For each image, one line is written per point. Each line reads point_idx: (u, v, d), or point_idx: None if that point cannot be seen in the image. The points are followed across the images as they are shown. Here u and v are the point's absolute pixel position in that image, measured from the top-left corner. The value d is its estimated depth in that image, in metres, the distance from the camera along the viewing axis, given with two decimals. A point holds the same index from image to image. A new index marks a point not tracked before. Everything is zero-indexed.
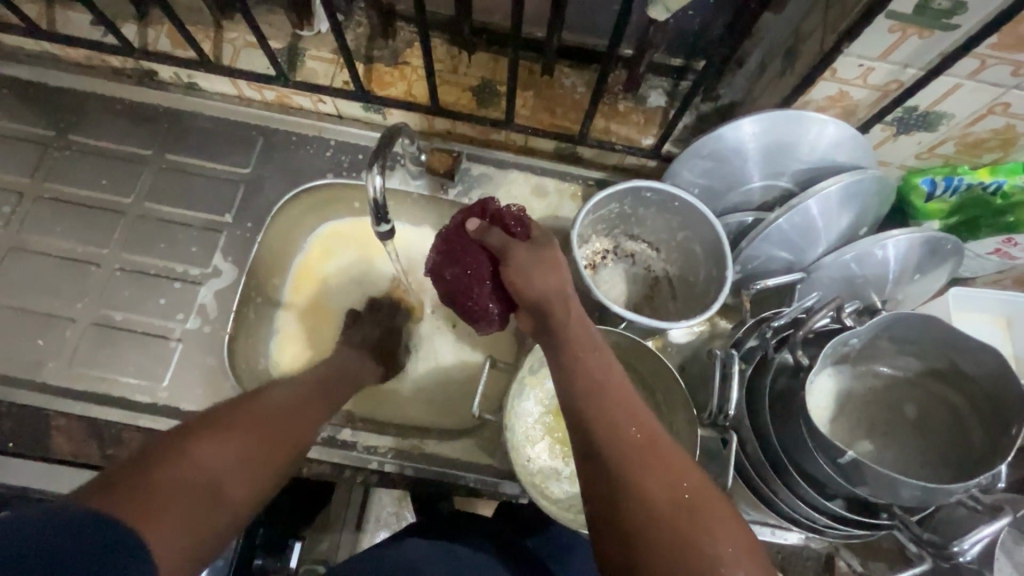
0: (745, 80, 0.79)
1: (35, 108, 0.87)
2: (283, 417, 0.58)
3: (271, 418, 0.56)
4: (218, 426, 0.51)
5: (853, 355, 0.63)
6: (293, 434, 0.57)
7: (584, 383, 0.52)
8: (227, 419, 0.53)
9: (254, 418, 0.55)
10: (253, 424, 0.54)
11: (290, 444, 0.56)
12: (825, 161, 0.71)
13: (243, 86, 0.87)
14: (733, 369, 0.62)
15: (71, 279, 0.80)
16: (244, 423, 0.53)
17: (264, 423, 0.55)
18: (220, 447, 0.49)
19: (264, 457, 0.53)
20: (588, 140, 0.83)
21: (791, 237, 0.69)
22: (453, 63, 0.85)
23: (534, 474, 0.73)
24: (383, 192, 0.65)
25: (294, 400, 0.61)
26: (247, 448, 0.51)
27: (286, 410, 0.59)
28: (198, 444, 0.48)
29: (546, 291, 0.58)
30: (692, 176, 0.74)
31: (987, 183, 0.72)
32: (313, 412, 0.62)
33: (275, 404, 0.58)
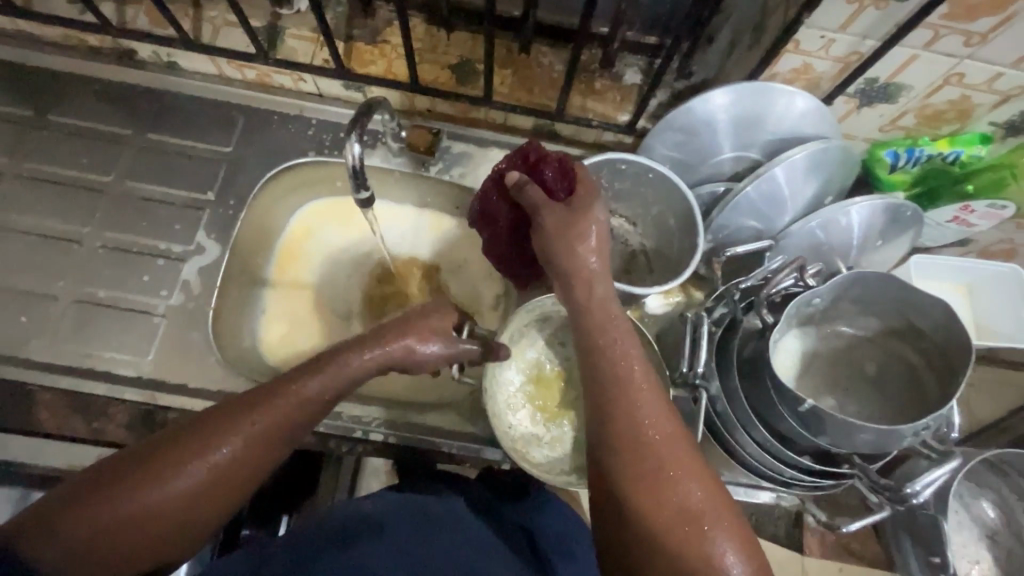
0: (716, 56, 0.81)
1: (12, 88, 0.87)
2: (216, 462, 0.53)
3: (197, 466, 0.52)
4: (137, 476, 0.50)
5: (818, 316, 0.66)
6: (224, 481, 0.53)
7: (611, 372, 0.54)
8: (148, 466, 0.51)
9: (176, 467, 0.51)
10: (168, 479, 0.51)
11: (220, 490, 0.53)
12: (793, 132, 0.73)
13: (224, 65, 0.87)
14: (702, 330, 0.64)
15: (52, 257, 0.80)
16: (162, 475, 0.51)
17: (185, 475, 0.51)
18: (124, 506, 0.49)
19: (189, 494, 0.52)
20: (566, 116, 0.85)
21: (759, 206, 0.72)
22: (432, 41, 0.86)
23: (515, 440, 0.74)
24: (361, 158, 0.67)
25: (242, 432, 0.54)
26: (157, 507, 0.50)
27: (226, 449, 0.53)
28: (101, 503, 0.49)
29: (569, 261, 0.58)
30: (666, 149, 0.77)
31: (946, 153, 0.75)
32: (265, 443, 0.55)
33: (221, 439, 0.53)
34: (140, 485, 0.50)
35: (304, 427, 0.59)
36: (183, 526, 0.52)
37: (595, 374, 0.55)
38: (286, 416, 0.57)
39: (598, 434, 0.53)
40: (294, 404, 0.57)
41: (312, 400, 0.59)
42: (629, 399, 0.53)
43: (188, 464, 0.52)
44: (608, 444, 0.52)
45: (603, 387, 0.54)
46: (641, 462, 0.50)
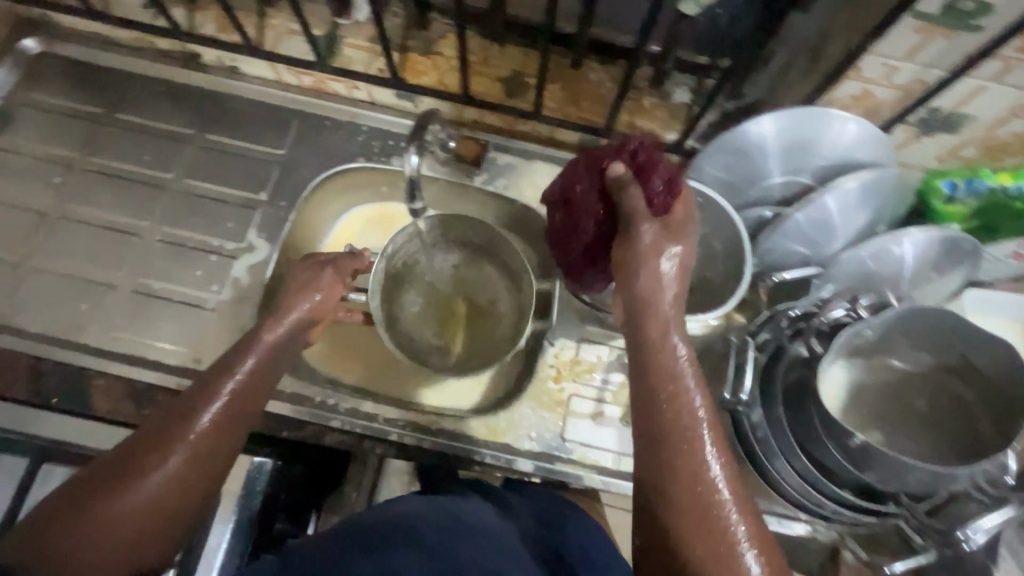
0: (769, 79, 0.80)
1: (85, 86, 0.92)
2: (161, 463, 0.56)
3: (146, 471, 0.55)
4: (84, 496, 0.53)
5: (868, 347, 0.64)
6: (179, 478, 0.56)
7: (656, 416, 0.52)
8: (98, 484, 0.54)
9: (128, 477, 0.55)
10: (125, 489, 0.54)
11: (179, 488, 0.56)
12: (846, 158, 0.72)
13: (282, 70, 0.90)
14: (746, 354, 0.64)
15: (114, 248, 0.84)
16: (117, 488, 0.54)
17: (137, 483, 0.54)
18: (86, 524, 0.52)
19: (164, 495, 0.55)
20: (613, 133, 0.86)
21: (808, 232, 0.71)
22: (484, 54, 0.87)
23: (411, 352, 0.83)
24: (418, 172, 0.70)
25: (190, 431, 0.58)
26: (123, 518, 0.53)
27: (155, 452, 0.56)
28: (66, 523, 0.52)
29: (651, 290, 0.56)
30: (715, 171, 0.76)
31: (1009, 187, 0.72)
32: (210, 435, 0.59)
33: (149, 445, 0.57)
34: (98, 499, 0.53)
35: (253, 409, 0.63)
36: (156, 529, 0.55)
37: (643, 403, 0.53)
38: (220, 409, 0.60)
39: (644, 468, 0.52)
40: (200, 400, 0.60)
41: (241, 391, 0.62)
42: (675, 435, 0.51)
43: (136, 474, 0.55)
44: (652, 489, 0.51)
45: (659, 419, 0.51)
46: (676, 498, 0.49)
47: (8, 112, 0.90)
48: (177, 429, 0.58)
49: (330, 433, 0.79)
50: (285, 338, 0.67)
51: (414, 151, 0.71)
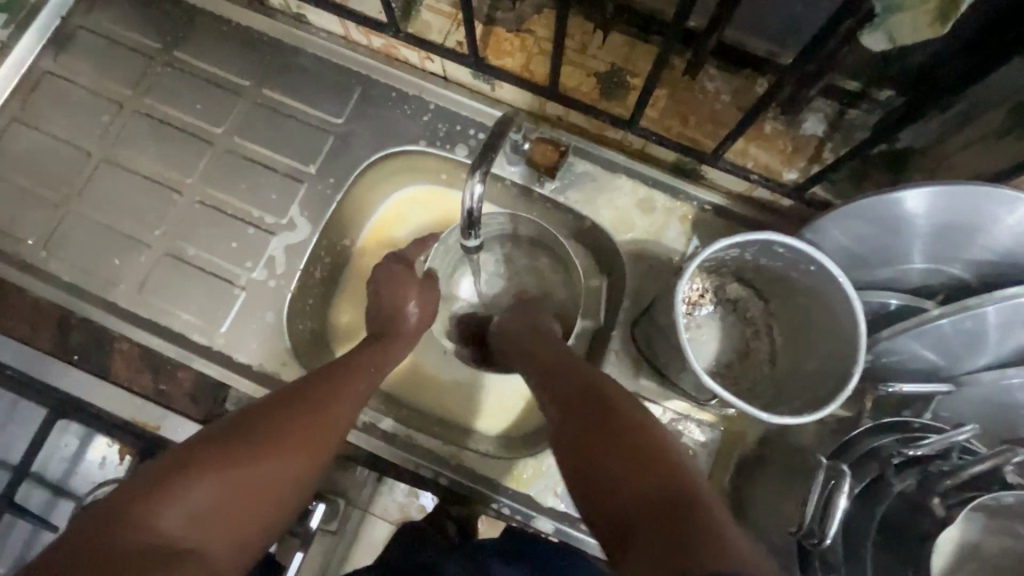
0: (936, 127, 0.63)
1: (145, 16, 0.84)
2: (289, 442, 0.54)
3: (275, 447, 0.53)
4: (207, 458, 0.50)
5: (997, 510, 0.50)
6: (300, 454, 0.54)
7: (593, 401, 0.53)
8: (219, 448, 0.51)
9: (253, 450, 0.52)
10: (251, 459, 0.51)
11: (297, 470, 0.53)
12: (1019, 255, 0.56)
13: (351, 28, 0.79)
14: (841, 491, 0.50)
15: (152, 203, 0.79)
16: (242, 454, 0.51)
17: (262, 457, 0.52)
18: (206, 490, 0.48)
19: (301, 443, 0.54)
20: (720, 161, 0.70)
21: (950, 342, 0.56)
22: (584, 40, 0.73)
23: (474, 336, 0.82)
24: (480, 204, 0.63)
25: (323, 387, 0.60)
26: (240, 489, 0.49)
27: (282, 428, 0.54)
28: (185, 485, 0.47)
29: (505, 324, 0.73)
30: (841, 236, 0.61)
31: None
32: (333, 420, 0.58)
33: (275, 420, 0.55)
34: (217, 463, 0.49)
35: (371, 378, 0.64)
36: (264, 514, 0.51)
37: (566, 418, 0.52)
38: (343, 395, 0.60)
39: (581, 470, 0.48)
40: (328, 388, 0.60)
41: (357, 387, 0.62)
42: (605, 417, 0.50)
43: (261, 448, 0.52)
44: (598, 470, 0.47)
45: (584, 414, 0.51)
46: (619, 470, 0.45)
47: (65, 34, 0.84)
48: (303, 410, 0.57)
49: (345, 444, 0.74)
50: (397, 352, 0.69)
51: (479, 175, 0.63)
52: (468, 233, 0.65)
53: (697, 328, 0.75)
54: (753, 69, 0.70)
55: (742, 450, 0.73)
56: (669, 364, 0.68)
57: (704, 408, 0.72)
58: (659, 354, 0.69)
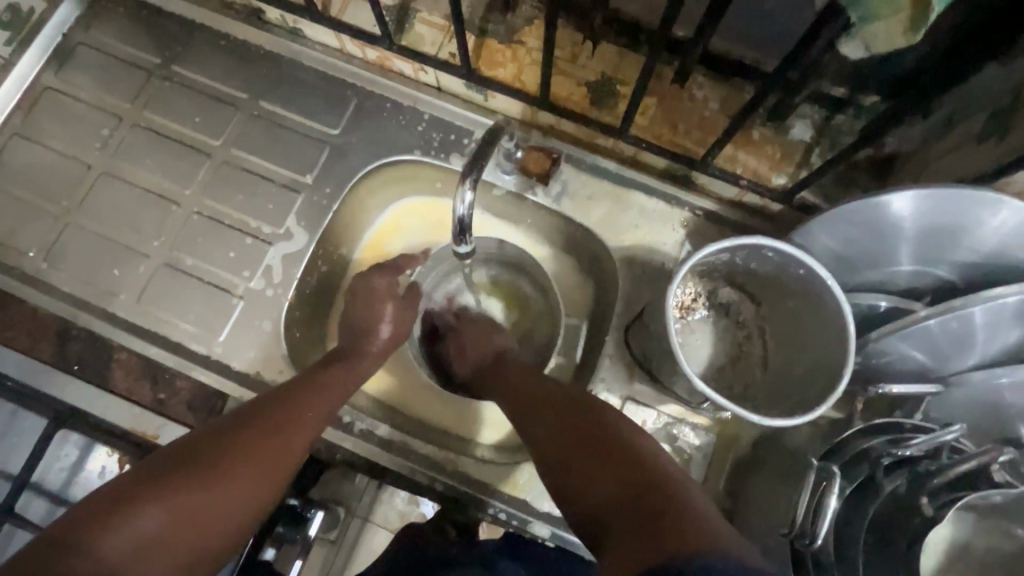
0: (922, 132, 0.64)
1: (145, 32, 0.86)
2: (247, 458, 0.55)
3: (230, 466, 0.54)
4: (161, 482, 0.50)
5: (988, 507, 0.51)
6: (259, 471, 0.55)
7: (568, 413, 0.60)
8: (182, 467, 0.52)
9: (211, 468, 0.53)
10: (207, 478, 0.52)
11: (257, 492, 0.55)
12: (1004, 256, 0.57)
13: (346, 41, 0.81)
14: (832, 492, 0.50)
15: (151, 215, 0.80)
16: (195, 472, 0.52)
17: (219, 477, 0.52)
18: (159, 507, 0.48)
19: (264, 459, 0.56)
20: (710, 167, 0.71)
21: (938, 343, 0.56)
22: (574, 50, 0.75)
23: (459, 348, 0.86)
24: (470, 211, 0.64)
25: (287, 405, 0.61)
26: (196, 508, 0.50)
27: (239, 447, 0.55)
28: (140, 506, 0.47)
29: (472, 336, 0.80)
30: (829, 240, 0.62)
31: None
32: (289, 439, 0.59)
33: (233, 441, 0.56)
34: (171, 482, 0.50)
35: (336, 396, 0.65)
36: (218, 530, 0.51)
37: (549, 446, 0.58)
38: (300, 413, 0.61)
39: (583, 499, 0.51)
40: (287, 406, 0.61)
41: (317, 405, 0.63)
42: (588, 440, 0.55)
43: (218, 468, 0.53)
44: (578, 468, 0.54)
45: (560, 425, 0.59)
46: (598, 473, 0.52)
47: (66, 49, 0.85)
48: (261, 430, 0.58)
49: (343, 451, 0.74)
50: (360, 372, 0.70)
51: (469, 182, 0.64)
52: (460, 236, 0.65)
53: (690, 332, 0.76)
54: (741, 76, 0.72)
55: (737, 452, 0.73)
56: (662, 367, 0.68)
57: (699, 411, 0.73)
58: (651, 358, 0.70)
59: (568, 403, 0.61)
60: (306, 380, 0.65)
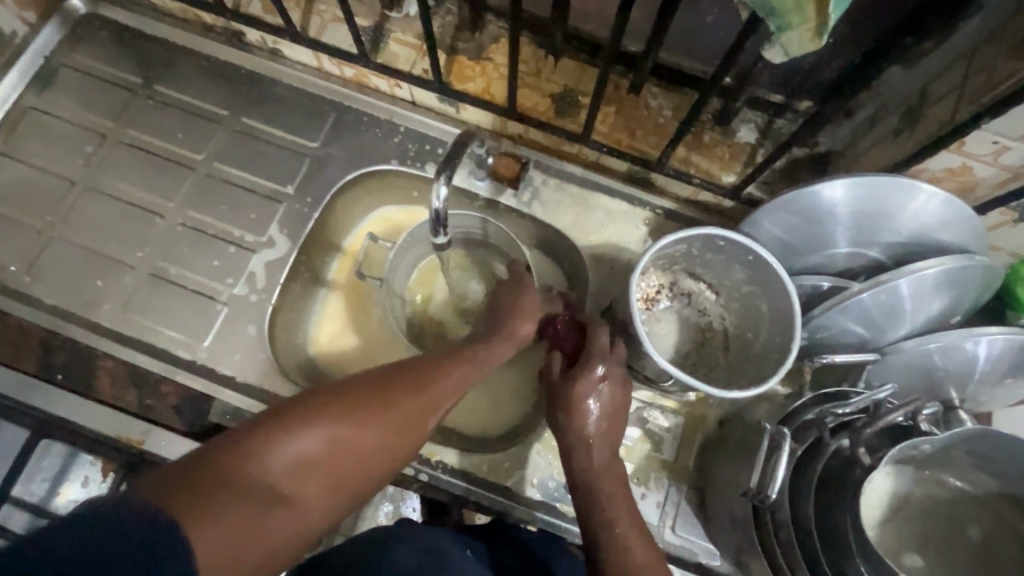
0: (850, 131, 0.72)
1: (127, 54, 0.89)
2: (396, 404, 0.52)
3: (373, 415, 0.50)
4: (302, 409, 0.47)
5: (921, 459, 0.57)
6: (399, 429, 0.52)
7: (607, 464, 0.61)
8: (319, 400, 0.49)
9: (350, 411, 0.50)
10: (359, 422, 0.49)
11: (394, 447, 0.51)
12: (924, 236, 0.64)
13: (325, 60, 0.86)
14: (783, 451, 0.55)
15: (135, 227, 0.82)
16: (342, 417, 0.49)
17: (361, 424, 0.49)
18: (324, 448, 0.47)
19: (402, 420, 0.52)
20: (666, 168, 0.78)
21: (872, 315, 0.63)
22: (538, 65, 0.81)
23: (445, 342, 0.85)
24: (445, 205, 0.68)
25: (444, 379, 0.57)
26: (339, 455, 0.48)
27: (389, 402, 0.52)
28: (300, 444, 0.46)
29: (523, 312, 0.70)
30: (774, 229, 0.68)
31: None
32: (427, 408, 0.55)
33: (369, 388, 0.52)
34: (337, 427, 0.48)
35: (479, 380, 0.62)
36: (351, 477, 0.48)
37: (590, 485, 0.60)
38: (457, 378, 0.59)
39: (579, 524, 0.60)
40: (429, 371, 0.57)
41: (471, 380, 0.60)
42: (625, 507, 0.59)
43: (354, 407, 0.50)
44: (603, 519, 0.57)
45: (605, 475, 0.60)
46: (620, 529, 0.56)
47: (49, 71, 0.88)
48: (404, 385, 0.54)
49: None
50: (501, 353, 0.64)
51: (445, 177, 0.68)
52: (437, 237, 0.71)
53: (656, 322, 0.81)
54: (690, 85, 0.79)
55: (704, 432, 0.78)
56: (630, 353, 0.73)
57: (667, 395, 0.78)
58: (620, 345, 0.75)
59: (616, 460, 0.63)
60: (450, 352, 0.61)
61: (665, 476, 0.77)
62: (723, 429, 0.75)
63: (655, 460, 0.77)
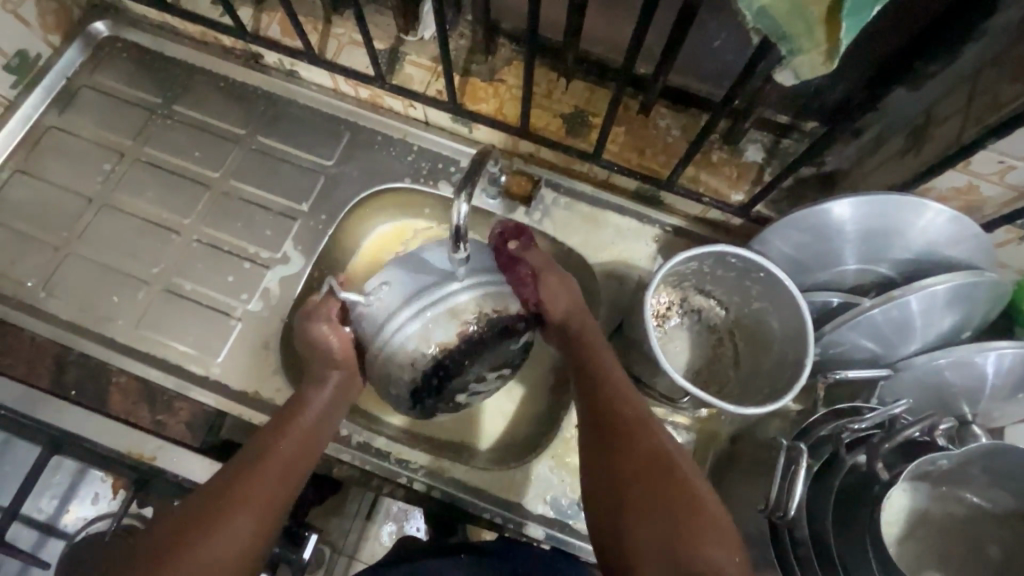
0: (856, 151, 0.73)
1: (147, 75, 0.91)
2: (262, 477, 0.59)
3: (220, 516, 0.55)
4: (156, 552, 0.52)
5: (938, 476, 0.57)
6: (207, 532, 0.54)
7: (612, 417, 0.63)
8: (179, 529, 0.54)
9: (204, 526, 0.54)
10: (241, 507, 0.56)
11: (255, 533, 0.56)
12: (932, 253, 0.65)
13: (341, 81, 0.88)
14: (801, 467, 0.55)
15: (151, 243, 0.83)
16: (201, 534, 0.54)
17: (202, 532, 0.54)
18: (218, 543, 0.54)
19: (251, 505, 0.57)
20: (675, 187, 0.79)
21: (883, 331, 0.63)
22: (550, 87, 0.83)
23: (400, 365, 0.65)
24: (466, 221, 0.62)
25: (267, 460, 0.60)
26: (231, 545, 0.54)
27: (220, 503, 0.56)
28: (190, 542, 0.53)
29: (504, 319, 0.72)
30: (784, 247, 0.69)
31: None
32: (274, 487, 0.59)
33: (217, 492, 0.57)
34: (223, 518, 0.55)
35: (318, 444, 0.65)
36: (253, 552, 0.56)
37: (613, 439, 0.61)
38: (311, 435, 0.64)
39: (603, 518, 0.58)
40: (233, 465, 0.60)
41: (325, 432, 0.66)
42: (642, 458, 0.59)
43: (195, 525, 0.54)
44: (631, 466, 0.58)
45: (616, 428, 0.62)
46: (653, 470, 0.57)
47: (70, 92, 0.90)
48: (231, 482, 0.58)
49: (339, 465, 0.76)
50: (321, 413, 0.66)
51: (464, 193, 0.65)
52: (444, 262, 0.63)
53: (667, 338, 0.81)
54: (698, 106, 0.81)
55: (716, 449, 0.78)
56: (643, 369, 0.74)
57: (679, 411, 0.78)
58: (633, 362, 0.75)
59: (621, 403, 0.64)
60: (267, 430, 0.64)
61: None
62: (736, 446, 0.74)
63: None
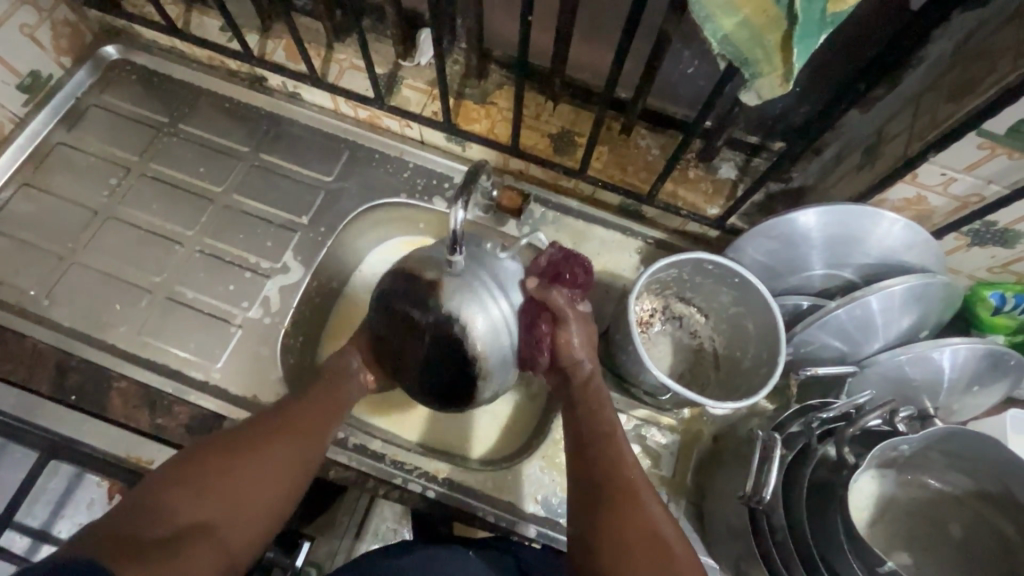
0: (819, 168, 0.80)
1: (155, 96, 0.96)
2: (284, 439, 0.65)
3: (281, 435, 0.65)
4: (226, 455, 0.62)
5: (900, 461, 0.62)
6: (268, 448, 0.64)
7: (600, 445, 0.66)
8: (242, 443, 0.63)
9: (266, 440, 0.64)
10: (292, 440, 0.65)
11: (305, 453, 0.66)
12: (890, 259, 0.71)
13: (341, 102, 0.93)
14: (775, 455, 0.59)
15: (153, 253, 0.86)
16: (263, 447, 0.64)
17: (264, 445, 0.64)
18: (266, 465, 0.62)
19: (304, 432, 0.66)
20: (656, 201, 0.85)
21: (848, 329, 0.69)
22: (538, 110, 0.89)
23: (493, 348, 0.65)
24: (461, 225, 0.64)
25: (317, 397, 0.70)
26: (277, 468, 0.63)
27: (279, 427, 0.66)
28: (230, 484, 0.60)
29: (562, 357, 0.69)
30: (756, 254, 0.75)
31: (1011, 299, 0.73)
32: (324, 420, 0.69)
33: (279, 418, 0.67)
34: (274, 439, 0.65)
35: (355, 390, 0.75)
36: (303, 470, 0.65)
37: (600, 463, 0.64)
38: (325, 403, 0.70)
39: (581, 518, 0.62)
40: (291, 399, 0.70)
41: (333, 401, 0.71)
42: (620, 485, 0.62)
43: (260, 439, 0.64)
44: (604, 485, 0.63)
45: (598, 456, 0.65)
46: (626, 505, 0.61)
47: (79, 110, 0.94)
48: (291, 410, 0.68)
49: (335, 468, 0.78)
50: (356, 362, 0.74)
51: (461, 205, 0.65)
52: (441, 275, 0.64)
53: (651, 343, 0.85)
54: (675, 128, 0.87)
55: (700, 448, 0.81)
56: (628, 370, 0.77)
57: (664, 413, 0.82)
58: (618, 363, 0.79)
59: (605, 428, 0.67)
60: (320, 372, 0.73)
61: (664, 491, 0.79)
62: (718, 444, 0.78)
63: (654, 475, 0.80)
